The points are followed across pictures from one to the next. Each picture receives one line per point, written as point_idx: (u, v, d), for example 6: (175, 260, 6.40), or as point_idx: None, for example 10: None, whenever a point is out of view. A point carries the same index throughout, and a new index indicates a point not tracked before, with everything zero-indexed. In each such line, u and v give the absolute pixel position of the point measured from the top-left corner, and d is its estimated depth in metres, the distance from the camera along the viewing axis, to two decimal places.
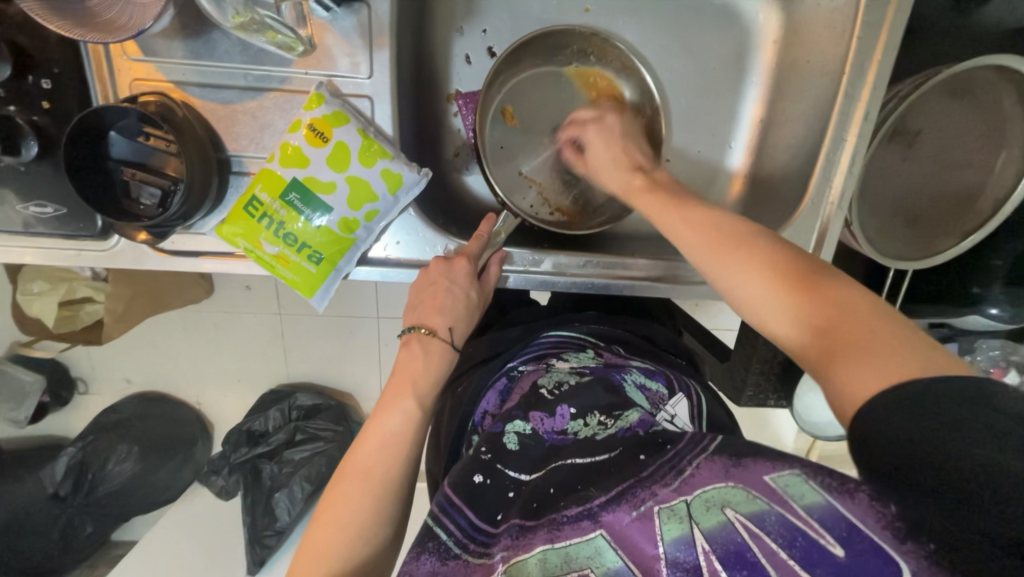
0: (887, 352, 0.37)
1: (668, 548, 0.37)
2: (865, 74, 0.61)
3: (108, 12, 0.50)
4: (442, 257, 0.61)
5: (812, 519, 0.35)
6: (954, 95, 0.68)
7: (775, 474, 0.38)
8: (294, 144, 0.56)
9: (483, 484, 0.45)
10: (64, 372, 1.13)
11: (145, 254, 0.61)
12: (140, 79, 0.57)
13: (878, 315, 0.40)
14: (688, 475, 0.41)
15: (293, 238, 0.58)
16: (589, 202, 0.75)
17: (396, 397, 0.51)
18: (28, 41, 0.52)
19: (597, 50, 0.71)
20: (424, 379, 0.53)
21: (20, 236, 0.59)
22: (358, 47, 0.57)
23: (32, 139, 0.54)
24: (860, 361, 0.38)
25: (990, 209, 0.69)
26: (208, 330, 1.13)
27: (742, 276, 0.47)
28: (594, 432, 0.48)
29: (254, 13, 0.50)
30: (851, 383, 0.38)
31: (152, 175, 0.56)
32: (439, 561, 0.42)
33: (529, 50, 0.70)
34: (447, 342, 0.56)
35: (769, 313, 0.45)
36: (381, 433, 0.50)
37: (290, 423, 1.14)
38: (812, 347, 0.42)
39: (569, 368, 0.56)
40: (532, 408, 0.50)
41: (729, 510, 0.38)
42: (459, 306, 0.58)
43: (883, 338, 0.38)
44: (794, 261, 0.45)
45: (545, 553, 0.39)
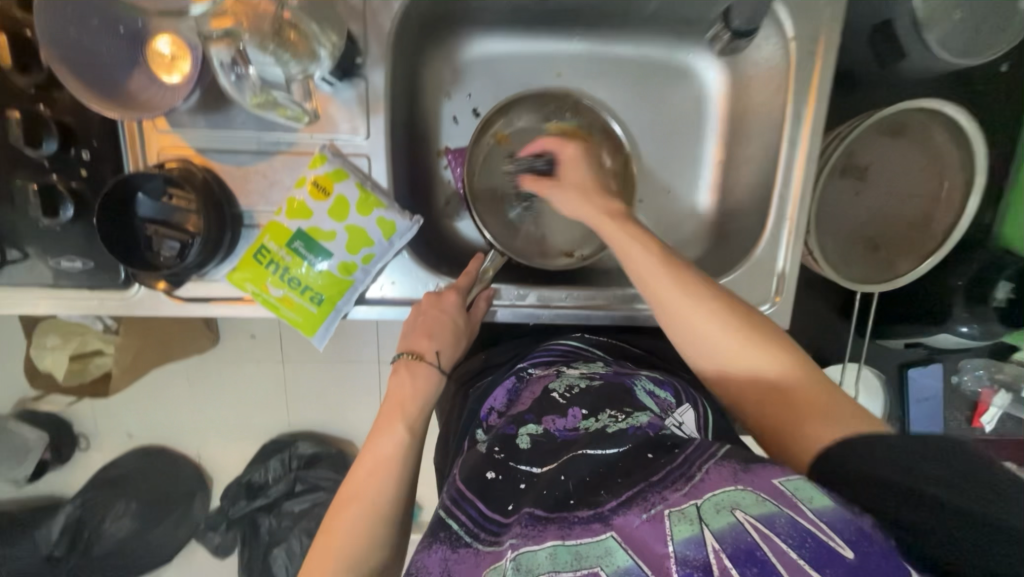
0: (843, 419, 0.47)
1: (678, 547, 0.39)
2: (803, 120, 0.68)
3: (143, 93, 0.59)
4: (433, 291, 0.67)
5: (821, 522, 0.38)
6: (892, 134, 0.77)
7: (784, 479, 0.42)
8: (299, 199, 0.63)
9: (495, 479, 0.50)
10: (66, 428, 1.15)
11: (162, 301, 0.67)
12: (167, 147, 0.64)
13: (814, 383, 0.51)
14: (698, 480, 0.43)
15: (298, 281, 0.64)
16: (577, 237, 0.80)
17: (389, 423, 0.55)
18: (73, 119, 0.61)
19: (573, 108, 0.77)
20: (412, 405, 0.57)
21: (46, 287, 0.66)
22: (357, 114, 0.64)
23: (69, 201, 0.61)
24: (812, 425, 0.48)
25: (943, 232, 0.77)
26: (214, 379, 1.17)
27: (708, 331, 0.54)
28: (605, 425, 0.51)
29: (269, 94, 0.60)
30: (805, 441, 0.48)
31: (172, 230, 0.63)
32: (450, 550, 0.46)
33: (505, 113, 0.77)
34: (433, 365, 0.60)
35: (734, 371, 0.54)
36: (375, 457, 0.53)
37: (290, 473, 1.15)
38: (768, 405, 0.52)
39: (580, 373, 0.61)
40: (545, 413, 0.55)
41: (739, 511, 0.40)
42: (447, 333, 0.63)
43: (820, 400, 0.49)
44: (745, 319, 0.54)
45: (556, 548, 0.41)
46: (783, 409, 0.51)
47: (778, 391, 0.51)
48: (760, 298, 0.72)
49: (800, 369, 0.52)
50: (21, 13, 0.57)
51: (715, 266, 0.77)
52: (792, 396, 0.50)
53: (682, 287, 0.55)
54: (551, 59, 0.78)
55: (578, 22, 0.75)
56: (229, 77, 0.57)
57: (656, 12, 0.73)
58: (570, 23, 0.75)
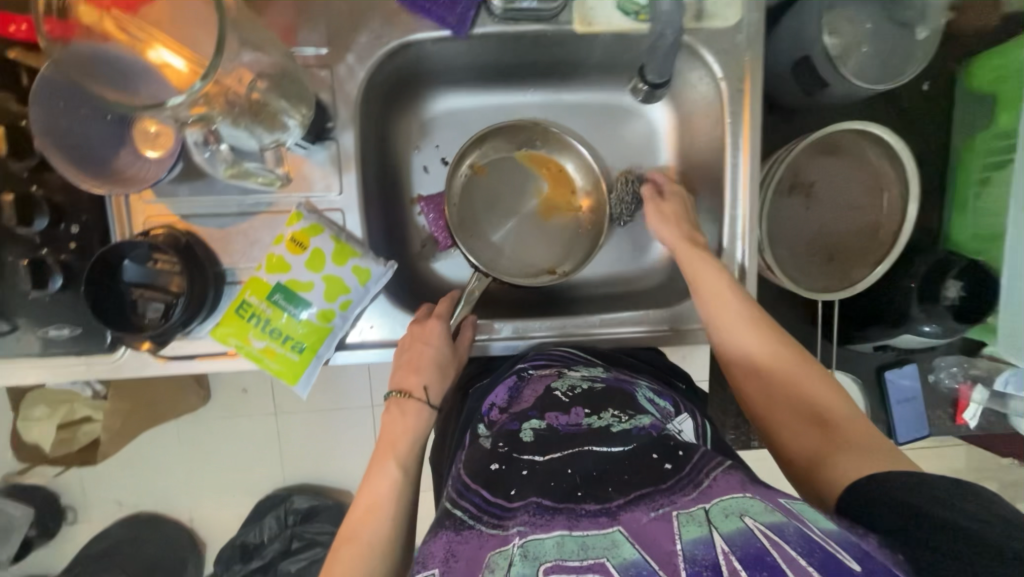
0: (879, 454, 0.54)
1: (686, 545, 0.42)
2: (742, 147, 0.74)
3: (129, 168, 0.64)
4: (417, 321, 0.71)
5: (830, 537, 0.42)
6: (829, 152, 0.83)
7: (790, 499, 0.46)
8: (278, 255, 0.67)
9: (500, 469, 0.53)
10: (54, 500, 1.14)
11: (148, 362, 0.69)
12: (153, 216, 0.68)
13: (856, 423, 0.58)
14: (706, 486, 0.47)
15: (279, 332, 0.67)
16: (564, 248, 0.85)
17: (381, 464, 0.61)
18: (64, 198, 0.65)
19: (541, 137, 0.84)
20: (402, 443, 0.63)
21: (36, 357, 0.68)
22: (330, 172, 0.69)
23: (58, 273, 0.64)
24: (849, 457, 0.55)
25: (890, 239, 0.82)
26: (205, 436, 1.17)
27: (761, 357, 0.64)
28: (609, 423, 0.56)
29: (240, 165, 0.64)
30: (842, 470, 0.54)
31: (155, 292, 0.66)
32: (454, 533, 0.48)
33: (477, 146, 0.82)
34: (423, 401, 0.66)
35: (776, 397, 0.62)
36: (369, 497, 0.60)
37: (286, 530, 1.14)
38: (807, 434, 0.59)
39: (581, 375, 0.65)
40: (547, 409, 0.59)
41: (748, 518, 0.43)
42: (433, 367, 0.68)
43: (860, 437, 0.57)
44: (790, 348, 0.64)
45: (563, 538, 0.44)
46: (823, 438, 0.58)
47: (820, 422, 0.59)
48: None
49: (842, 407, 0.59)
50: (19, 106, 0.62)
51: (673, 292, 0.81)
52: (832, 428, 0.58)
53: (743, 316, 0.66)
54: (511, 109, 0.84)
55: (531, 76, 0.81)
56: (203, 153, 0.63)
57: (600, 62, 0.79)
58: (524, 78, 0.81)
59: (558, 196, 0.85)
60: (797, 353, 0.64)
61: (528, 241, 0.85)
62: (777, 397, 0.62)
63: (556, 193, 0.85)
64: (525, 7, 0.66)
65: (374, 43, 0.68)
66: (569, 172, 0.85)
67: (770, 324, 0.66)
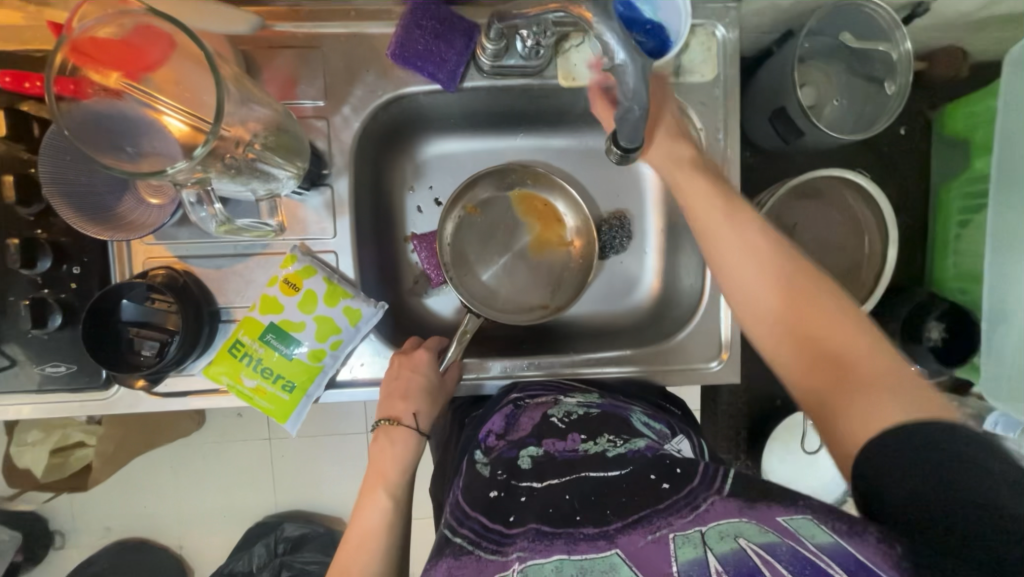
0: (901, 391, 0.47)
1: (682, 566, 0.42)
2: None
3: (131, 213, 0.66)
4: (403, 352, 0.72)
5: (823, 553, 0.40)
6: (808, 197, 0.86)
7: (788, 517, 0.44)
8: (271, 295, 0.69)
9: (499, 497, 0.55)
10: (43, 525, 1.13)
11: (141, 398, 0.71)
12: (152, 257, 0.70)
13: (879, 356, 0.50)
14: (703, 509, 0.46)
15: (270, 370, 0.69)
16: (554, 284, 0.87)
17: (370, 494, 0.64)
18: (68, 240, 0.67)
19: (533, 177, 0.87)
20: (391, 473, 0.65)
21: (31, 393, 0.69)
22: (325, 217, 0.72)
23: (57, 312, 0.66)
24: (866, 395, 0.48)
25: (872, 279, 0.86)
26: (196, 463, 1.17)
27: (765, 288, 0.57)
28: (605, 449, 0.57)
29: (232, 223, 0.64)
30: (856, 413, 0.48)
31: (152, 330, 0.67)
32: (454, 559, 0.49)
33: (472, 189, 0.86)
34: (411, 427, 0.68)
35: (781, 333, 0.55)
36: (361, 528, 0.62)
37: (275, 559, 1.13)
38: (816, 370, 0.52)
39: (577, 401, 0.67)
40: (545, 436, 0.61)
41: (742, 539, 0.43)
42: (422, 394, 0.69)
43: (883, 372, 0.49)
44: (801, 276, 0.56)
45: (561, 562, 0.45)
46: (835, 373, 0.51)
47: (835, 358, 0.51)
48: (709, 355, 0.78)
49: (865, 340, 0.51)
50: (29, 155, 0.65)
51: (658, 331, 0.83)
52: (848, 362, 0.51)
53: (742, 244, 0.59)
54: (502, 154, 0.88)
55: (521, 123, 0.84)
56: (197, 213, 0.63)
57: (585, 110, 0.82)
58: (514, 125, 0.85)
59: (549, 233, 0.88)
60: (809, 280, 0.56)
61: (518, 277, 0.87)
62: (784, 334, 0.55)
63: (547, 230, 0.88)
64: (513, 64, 0.71)
65: (368, 96, 0.72)
66: (558, 210, 0.88)
67: (778, 253, 0.58)
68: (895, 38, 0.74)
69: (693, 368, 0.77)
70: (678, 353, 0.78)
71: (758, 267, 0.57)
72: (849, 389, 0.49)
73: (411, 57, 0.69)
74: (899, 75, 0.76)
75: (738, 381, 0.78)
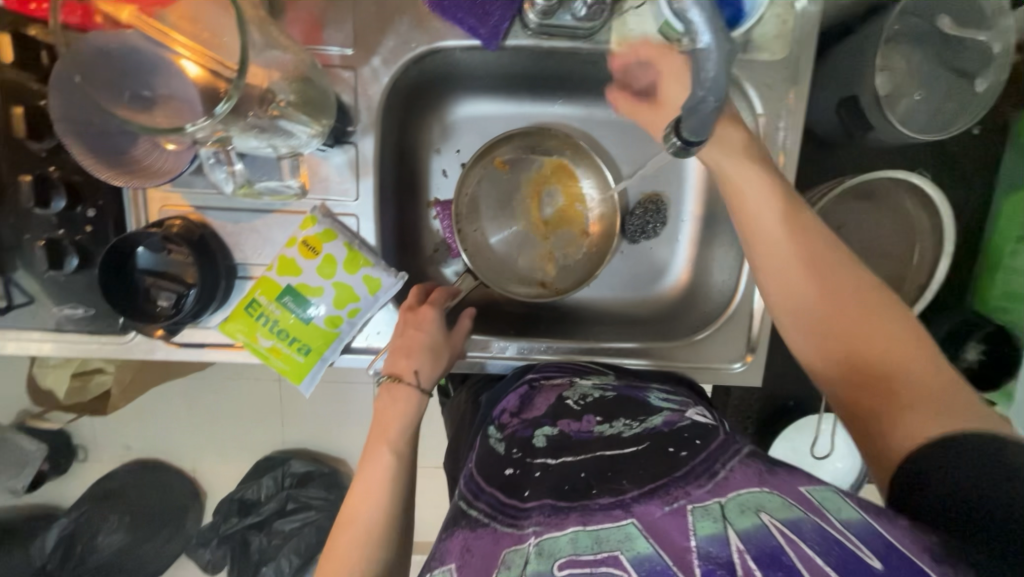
0: (947, 407, 0.46)
1: (701, 542, 0.40)
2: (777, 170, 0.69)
3: (145, 157, 0.62)
4: (410, 307, 0.69)
5: (849, 531, 0.40)
6: (861, 197, 0.81)
7: (811, 488, 0.44)
8: (289, 256, 0.67)
9: (513, 474, 0.54)
10: (65, 440, 1.19)
11: (158, 346, 0.70)
12: (169, 205, 0.68)
13: (929, 369, 0.48)
14: (722, 477, 0.45)
15: (286, 333, 0.68)
16: (565, 265, 0.83)
17: (374, 451, 0.61)
18: (82, 180, 0.65)
19: (572, 148, 0.81)
20: (394, 429, 0.62)
21: (47, 331, 0.69)
22: (348, 178, 0.68)
23: (73, 255, 0.65)
24: (921, 415, 0.46)
25: (915, 293, 0.82)
26: (210, 399, 1.20)
27: (810, 300, 0.54)
28: (620, 430, 0.55)
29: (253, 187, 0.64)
30: (909, 433, 0.46)
31: (168, 281, 0.66)
32: (471, 530, 0.50)
33: (508, 142, 0.80)
34: (414, 386, 0.64)
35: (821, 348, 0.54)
36: (364, 484, 0.59)
37: (282, 491, 1.18)
38: (857, 387, 0.51)
39: (593, 384, 0.66)
40: (560, 417, 0.60)
41: (763, 514, 0.41)
42: (426, 351, 0.66)
43: (933, 386, 0.47)
44: (848, 283, 0.53)
45: (576, 534, 0.44)
46: (882, 391, 0.49)
47: (879, 375, 0.49)
48: (731, 356, 0.75)
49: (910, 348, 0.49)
50: (38, 86, 0.62)
51: (683, 326, 0.80)
52: (893, 380, 0.49)
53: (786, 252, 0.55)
54: (535, 120, 0.81)
55: (561, 88, 0.77)
56: (217, 172, 0.60)
57: None
58: (553, 90, 0.78)
59: (571, 211, 0.83)
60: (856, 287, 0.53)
61: (531, 248, 0.83)
62: (835, 350, 0.52)
63: (569, 207, 0.83)
64: (563, 23, 0.64)
65: (401, 48, 0.66)
66: (584, 189, 0.82)
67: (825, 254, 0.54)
68: (998, 28, 0.69)
69: (715, 368, 0.75)
70: (700, 350, 0.76)
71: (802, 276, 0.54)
72: (902, 410, 0.47)
73: (452, 7, 0.64)
74: (994, 69, 0.70)
75: (759, 384, 0.76)
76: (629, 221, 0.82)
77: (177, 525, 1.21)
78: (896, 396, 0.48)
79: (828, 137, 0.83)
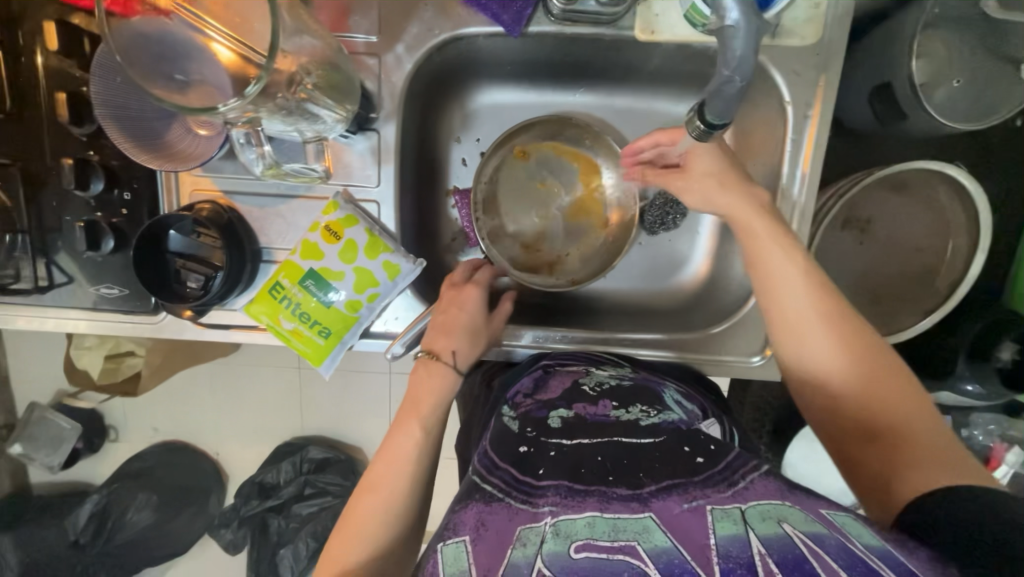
0: (946, 464, 0.46)
1: (721, 540, 0.42)
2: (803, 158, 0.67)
3: (180, 143, 0.65)
4: (454, 287, 0.72)
5: (874, 554, 0.40)
6: (891, 189, 0.78)
7: (830, 510, 0.44)
8: (312, 241, 0.68)
9: (528, 452, 0.54)
10: (98, 420, 1.24)
11: (187, 326, 0.73)
12: (199, 190, 0.70)
13: (928, 427, 0.48)
14: (742, 487, 0.46)
15: (307, 316, 0.69)
16: (582, 256, 0.83)
17: (406, 421, 0.61)
18: (119, 163, 0.67)
19: (591, 138, 0.80)
20: (427, 403, 0.62)
21: (84, 311, 0.72)
22: (370, 165, 0.69)
23: (109, 236, 0.68)
24: (922, 470, 0.46)
25: (948, 289, 0.78)
26: (233, 384, 1.24)
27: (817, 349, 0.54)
28: (638, 417, 0.56)
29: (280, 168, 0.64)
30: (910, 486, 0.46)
31: (197, 264, 0.68)
32: (484, 505, 0.49)
33: (529, 130, 0.80)
34: (450, 364, 0.64)
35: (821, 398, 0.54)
36: (393, 450, 0.59)
37: (301, 476, 1.21)
38: (857, 438, 0.51)
39: (609, 373, 0.66)
40: (575, 401, 0.60)
41: (786, 524, 0.42)
42: (466, 331, 0.67)
43: (930, 444, 0.48)
44: (858, 337, 0.53)
45: (594, 518, 0.45)
46: (882, 444, 0.49)
47: (878, 429, 0.50)
48: (752, 350, 0.74)
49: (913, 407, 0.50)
50: (80, 73, 0.64)
51: (701, 319, 0.79)
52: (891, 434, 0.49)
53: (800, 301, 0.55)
54: (556, 109, 0.81)
55: (583, 76, 0.77)
56: (247, 153, 0.62)
57: (657, 68, 0.74)
58: (575, 78, 0.77)
59: (588, 203, 0.83)
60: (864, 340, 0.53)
61: (548, 238, 0.83)
62: (837, 402, 0.53)
63: (587, 197, 0.83)
64: (586, 8, 0.64)
65: (424, 34, 0.66)
66: (604, 180, 0.82)
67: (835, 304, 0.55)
68: None
69: (734, 361, 0.74)
70: (718, 345, 0.74)
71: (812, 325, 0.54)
72: (901, 463, 0.48)
73: None
74: None
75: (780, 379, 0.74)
76: (647, 212, 0.81)
77: (200, 505, 1.25)
78: (894, 450, 0.49)
79: (860, 127, 0.80)
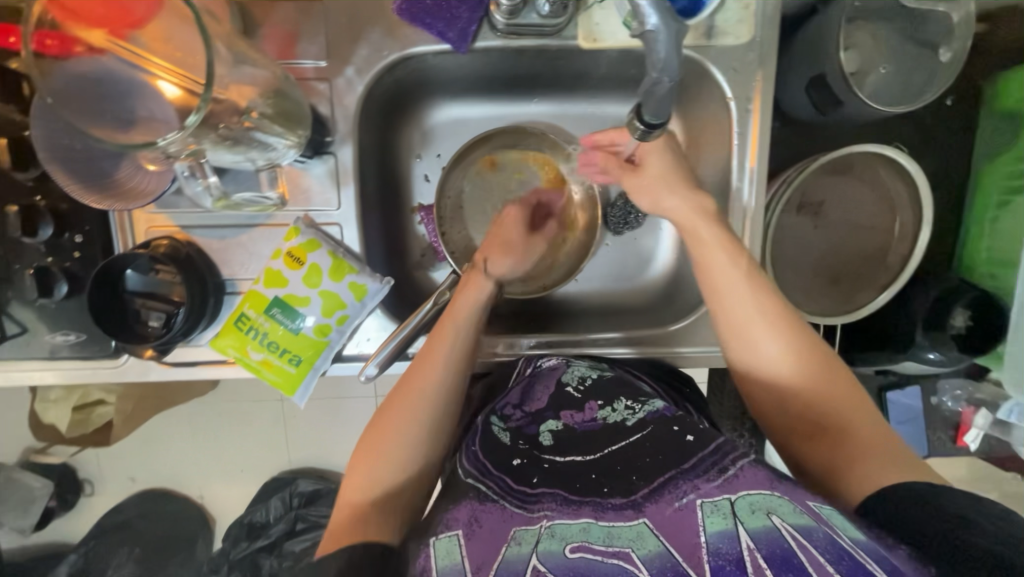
0: (885, 455, 0.51)
1: (710, 537, 0.43)
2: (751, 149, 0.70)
3: (130, 180, 0.64)
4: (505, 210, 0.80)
5: (860, 548, 0.41)
6: (837, 172, 0.82)
7: (817, 503, 0.45)
8: (276, 268, 0.68)
9: (521, 464, 0.54)
10: (71, 476, 1.19)
11: (151, 367, 0.71)
12: (155, 226, 0.69)
13: (866, 419, 0.53)
14: (732, 475, 0.47)
15: (276, 344, 0.68)
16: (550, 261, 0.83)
17: (449, 320, 0.65)
18: (68, 207, 0.66)
19: (551, 145, 0.82)
20: (466, 301, 0.67)
21: (43, 361, 0.70)
22: (329, 188, 0.69)
23: (62, 281, 0.66)
24: (869, 464, 0.51)
25: (899, 264, 0.81)
26: (212, 422, 1.20)
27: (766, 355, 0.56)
28: (624, 417, 0.56)
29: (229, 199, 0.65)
30: (859, 481, 0.51)
31: (158, 301, 0.68)
32: (479, 503, 0.51)
33: (496, 138, 0.81)
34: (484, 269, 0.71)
35: (772, 401, 0.57)
36: (432, 349, 0.62)
37: (290, 511, 1.17)
38: (807, 435, 0.55)
39: (588, 364, 0.65)
40: (563, 408, 0.59)
41: (775, 516, 0.43)
42: (505, 245, 0.75)
43: (868, 435, 0.52)
44: (800, 340, 0.56)
45: (589, 524, 0.46)
46: (830, 439, 0.53)
47: (824, 426, 0.54)
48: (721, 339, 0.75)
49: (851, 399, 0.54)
50: (19, 117, 0.63)
51: (670, 313, 0.80)
52: (837, 430, 0.53)
53: (744, 310, 0.57)
54: (513, 119, 0.83)
55: (535, 86, 0.79)
56: (193, 187, 0.63)
57: (606, 74, 0.76)
58: (528, 89, 0.79)
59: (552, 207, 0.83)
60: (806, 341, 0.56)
61: None
62: (787, 403, 0.56)
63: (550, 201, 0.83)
64: (529, 22, 0.66)
65: (373, 56, 0.67)
66: (568, 184, 0.83)
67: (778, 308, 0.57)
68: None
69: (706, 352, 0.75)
70: (688, 337, 0.75)
71: (760, 332, 0.56)
72: (848, 457, 0.52)
73: (420, 13, 0.66)
74: (957, 40, 0.72)
75: None
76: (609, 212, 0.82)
77: (186, 553, 1.20)
78: (841, 444, 0.53)
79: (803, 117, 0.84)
